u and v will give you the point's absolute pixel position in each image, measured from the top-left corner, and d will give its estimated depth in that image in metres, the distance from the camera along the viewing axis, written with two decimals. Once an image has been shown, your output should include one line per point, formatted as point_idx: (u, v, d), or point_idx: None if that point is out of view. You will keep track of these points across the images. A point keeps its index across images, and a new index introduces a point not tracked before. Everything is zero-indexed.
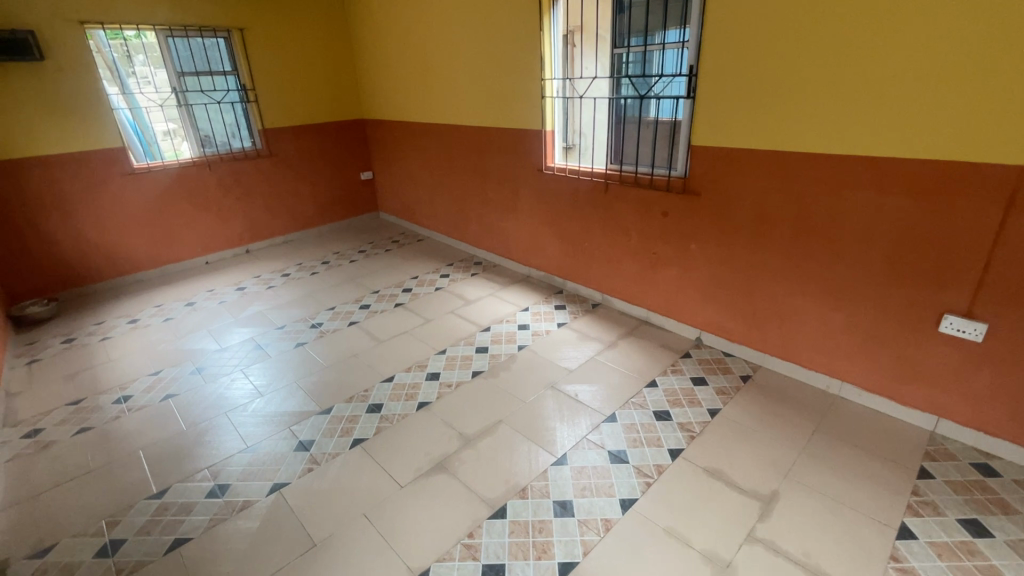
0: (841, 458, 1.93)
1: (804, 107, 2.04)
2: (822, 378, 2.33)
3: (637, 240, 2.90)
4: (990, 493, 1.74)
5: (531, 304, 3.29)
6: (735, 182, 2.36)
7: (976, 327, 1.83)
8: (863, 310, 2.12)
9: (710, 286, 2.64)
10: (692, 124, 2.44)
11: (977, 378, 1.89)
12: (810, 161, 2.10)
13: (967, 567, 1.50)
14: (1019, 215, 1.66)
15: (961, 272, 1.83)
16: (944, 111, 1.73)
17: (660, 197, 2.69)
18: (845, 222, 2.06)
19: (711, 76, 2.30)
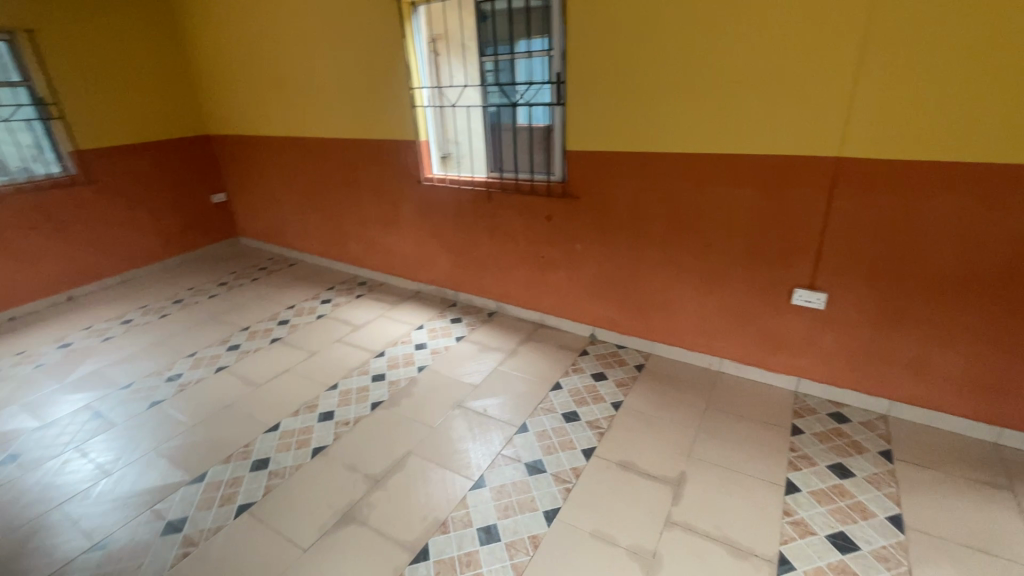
0: (731, 429, 2.12)
1: (664, 111, 2.22)
2: (704, 356, 2.55)
3: (524, 246, 2.93)
4: (846, 437, 2.03)
5: (425, 321, 3.16)
6: (611, 183, 2.48)
7: (818, 296, 2.12)
8: (731, 292, 2.35)
9: (598, 284, 2.75)
10: (565, 130, 2.52)
11: (825, 340, 2.20)
12: (674, 161, 2.28)
13: (841, 507, 1.72)
14: (840, 198, 1.96)
15: (803, 250, 2.11)
16: (776, 113, 1.99)
17: (542, 202, 2.74)
18: (709, 214, 2.27)
19: (578, 84, 2.40)
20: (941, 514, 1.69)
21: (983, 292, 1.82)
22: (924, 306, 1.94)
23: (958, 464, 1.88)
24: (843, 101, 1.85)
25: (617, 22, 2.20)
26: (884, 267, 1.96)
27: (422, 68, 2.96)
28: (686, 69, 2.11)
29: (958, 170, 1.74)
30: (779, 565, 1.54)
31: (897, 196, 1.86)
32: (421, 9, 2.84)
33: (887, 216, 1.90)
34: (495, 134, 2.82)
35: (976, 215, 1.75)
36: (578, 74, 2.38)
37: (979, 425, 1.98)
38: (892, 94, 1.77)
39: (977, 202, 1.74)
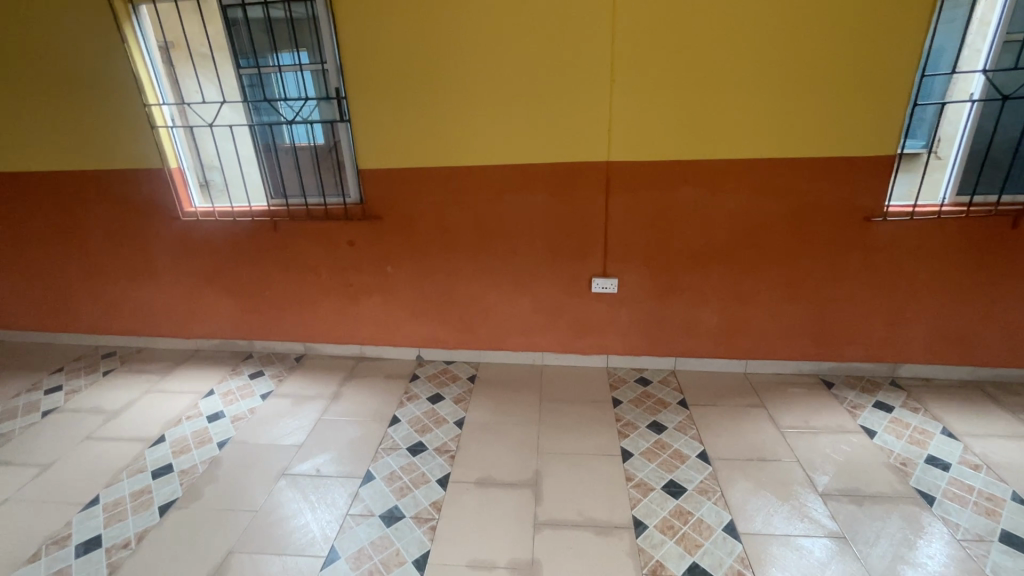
0: (566, 415, 2.26)
1: (455, 125, 2.25)
2: (528, 354, 2.67)
3: (327, 275, 2.64)
4: (654, 397, 2.36)
5: (214, 384, 2.59)
6: (413, 199, 2.41)
7: (612, 281, 2.41)
8: (542, 290, 2.52)
9: (416, 304, 2.64)
10: (354, 148, 2.35)
11: (622, 318, 2.51)
12: (472, 173, 2.33)
13: (666, 458, 2.00)
14: (615, 195, 2.27)
15: (595, 243, 2.37)
16: (554, 124, 2.20)
17: (341, 226, 2.51)
18: (512, 220, 2.39)
19: (361, 99, 2.25)
20: (729, 439, 2.09)
21: (720, 258, 2.32)
22: (686, 276, 2.38)
23: (729, 395, 2.36)
24: (604, 112, 2.14)
25: (393, 36, 2.14)
26: (655, 249, 2.34)
27: (157, 81, 2.41)
28: (469, 83, 2.18)
29: (691, 165, 2.18)
30: (635, 528, 1.70)
31: (654, 189, 2.24)
32: (144, 9, 2.32)
33: (650, 206, 2.27)
34: (271, 156, 2.47)
35: (707, 199, 2.23)
36: (358, 88, 2.24)
37: (734, 361, 2.52)
38: (638, 106, 2.12)
39: (707, 189, 2.21)
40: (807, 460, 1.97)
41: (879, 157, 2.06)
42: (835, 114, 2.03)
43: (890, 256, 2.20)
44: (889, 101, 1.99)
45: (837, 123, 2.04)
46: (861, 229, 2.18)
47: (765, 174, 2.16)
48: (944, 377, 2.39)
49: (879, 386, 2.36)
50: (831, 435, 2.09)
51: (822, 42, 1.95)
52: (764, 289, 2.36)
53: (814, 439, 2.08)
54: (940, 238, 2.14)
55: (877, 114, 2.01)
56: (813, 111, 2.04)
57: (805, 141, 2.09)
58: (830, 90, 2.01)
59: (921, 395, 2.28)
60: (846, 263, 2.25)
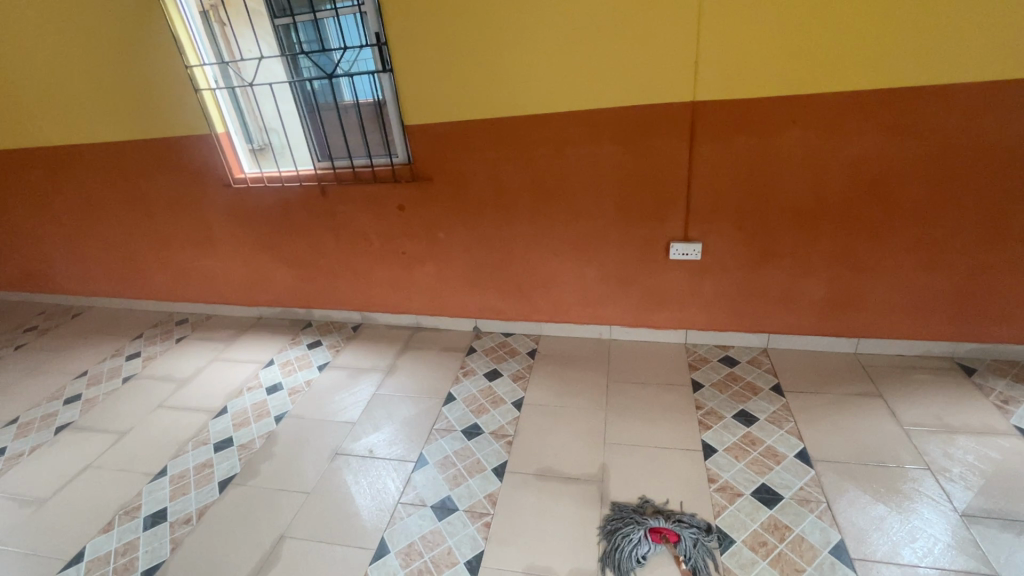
0: (637, 400, 2.01)
1: (509, 68, 1.94)
2: (594, 327, 2.41)
3: (379, 243, 2.50)
4: (741, 381, 2.04)
5: (274, 354, 2.58)
6: (464, 157, 2.16)
7: (694, 247, 2.06)
8: (610, 257, 2.22)
9: (471, 272, 2.45)
10: (399, 101, 2.11)
11: (704, 289, 2.17)
12: (530, 123, 2.03)
13: (756, 457, 1.71)
14: (701, 144, 1.88)
15: (673, 203, 2.02)
16: (627, 59, 1.82)
17: (389, 189, 2.32)
18: (575, 178, 2.08)
19: (403, 44, 2.00)
20: (836, 437, 1.76)
21: (834, 217, 1.89)
22: (786, 239, 1.98)
23: (836, 381, 1.99)
24: (689, 40, 1.74)
25: None
26: (748, 207, 1.95)
27: (197, 40, 2.28)
28: (525, 16, 1.85)
29: (802, 101, 1.74)
30: (720, 542, 1.45)
31: (751, 133, 1.83)
32: None
33: (745, 155, 1.87)
34: (315, 115, 2.29)
35: (821, 144, 1.79)
36: (400, 31, 1.98)
37: (842, 340, 2.12)
38: (735, 28, 1.69)
39: (821, 131, 1.77)
40: (941, 469, 1.60)
41: None
42: (1017, 20, 1.50)
43: None
44: None
45: (1018, 32, 1.51)
46: None
47: (904, 109, 1.68)
48: None
49: None
50: (974, 437, 1.69)
51: None
52: (889, 254, 1.91)
53: (950, 441, 1.69)
54: None
55: None
56: (985, 18, 1.51)
57: (967, 61, 1.57)
58: None
59: None
60: (1009, 221, 1.74)
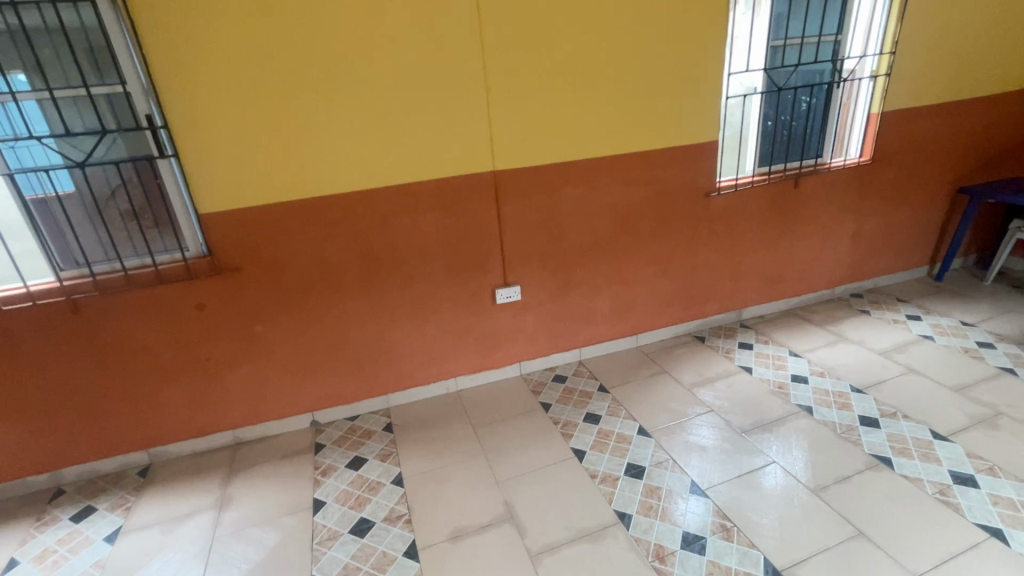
0: (507, 435, 2.17)
1: (321, 149, 1.93)
2: (441, 384, 2.48)
3: (171, 355, 2.05)
4: (576, 391, 2.43)
5: (14, 551, 1.79)
6: (279, 240, 2.01)
7: (514, 289, 2.39)
8: (444, 313, 2.36)
9: (300, 362, 2.23)
10: (188, 188, 1.86)
11: (528, 323, 2.52)
12: (349, 199, 2.03)
13: (614, 444, 2.08)
14: (505, 203, 2.24)
15: (492, 255, 2.32)
16: (435, 137, 2.05)
17: (182, 288, 1.96)
18: (402, 246, 2.17)
19: (187, 127, 1.78)
20: (655, 410, 2.27)
21: (605, 248, 2.49)
22: (578, 270, 2.49)
23: (636, 369, 2.57)
24: (484, 121, 2.09)
25: (219, 45, 1.72)
26: (548, 249, 2.40)
27: None
28: (329, 99, 1.88)
29: (569, 165, 2.27)
30: (623, 521, 1.72)
31: (541, 192, 2.28)
32: None
33: (539, 209, 2.30)
34: (54, 212, 1.81)
35: (588, 195, 2.35)
36: (180, 112, 1.76)
37: (628, 339, 2.74)
38: (514, 112, 2.11)
39: (585, 186, 2.34)
40: (718, 407, 2.26)
41: (709, 142, 2.45)
42: (675, 109, 2.34)
43: (726, 222, 2.66)
44: (710, 96, 2.36)
45: (677, 117, 2.35)
46: (704, 204, 2.58)
47: (630, 167, 2.37)
48: (771, 310, 3.00)
49: (735, 330, 2.85)
50: (724, 380, 2.44)
51: (658, 47, 2.21)
52: (642, 268, 2.61)
53: (714, 388, 2.40)
54: (755, 202, 2.67)
55: (704, 108, 2.38)
56: (660, 108, 2.31)
57: (656, 135, 2.35)
58: (670, 90, 2.30)
59: (764, 330, 2.83)
60: (697, 234, 2.63)
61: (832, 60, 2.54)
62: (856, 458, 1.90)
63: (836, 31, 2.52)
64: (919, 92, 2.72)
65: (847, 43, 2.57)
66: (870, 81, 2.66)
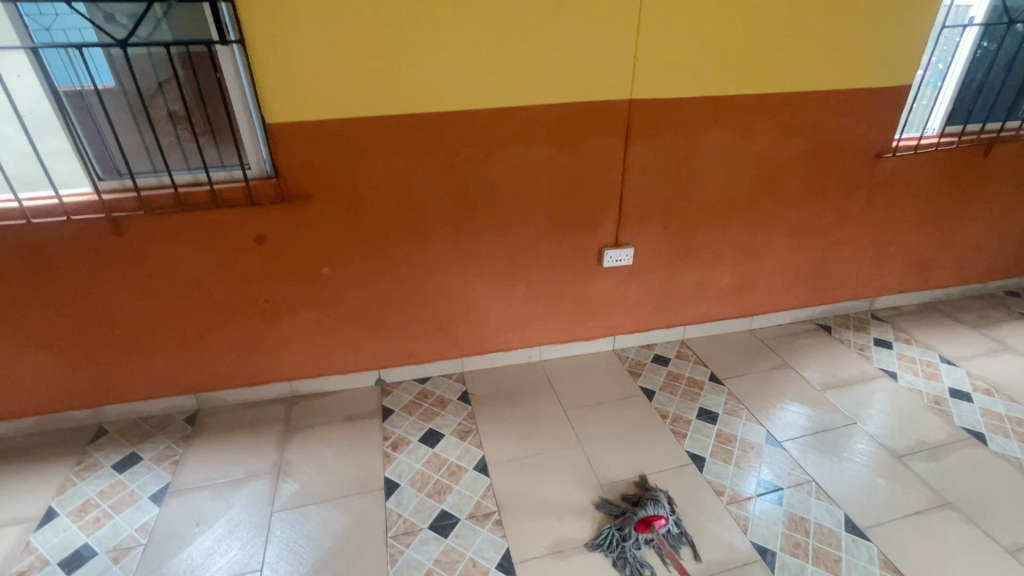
0: (606, 425, 1.84)
1: (422, 51, 1.48)
2: (523, 352, 2.14)
3: (225, 293, 1.73)
4: (683, 379, 2.06)
5: (52, 499, 1.57)
6: (359, 167, 1.61)
7: (625, 251, 1.98)
8: (539, 273, 1.97)
9: (369, 313, 1.90)
10: (254, 88, 1.45)
11: (632, 292, 2.11)
12: (449, 121, 1.60)
13: (739, 453, 1.73)
14: (635, 144, 1.78)
15: (606, 207, 1.89)
16: (565, 48, 1.57)
17: (240, 216, 1.60)
18: (503, 187, 1.75)
19: (257, 5, 1.34)
20: (782, 414, 1.90)
21: (740, 211, 2.03)
22: (703, 235, 2.05)
23: (752, 359, 2.18)
24: (629, 32, 1.59)
25: None
26: (673, 207, 1.95)
27: None
28: None
29: (723, 101, 1.76)
30: (765, 559, 1.40)
31: (680, 134, 1.79)
32: None
33: (672, 156, 1.83)
34: (92, 105, 1.44)
35: (735, 143, 1.86)
36: None
37: (741, 320, 2.33)
38: (671, 22, 1.60)
39: (736, 131, 1.84)
40: (862, 419, 1.88)
41: (901, 87, 1.89)
42: (872, 37, 1.77)
43: (889, 193, 2.14)
44: (921, 22, 1.78)
45: (871, 48, 1.79)
46: (871, 168, 2.05)
47: (795, 110, 1.85)
48: (909, 302, 2.53)
49: (867, 322, 2.41)
50: (864, 385, 2.03)
51: None
52: (777, 240, 2.14)
53: (852, 393, 2.00)
54: (931, 170, 2.13)
55: (907, 39, 1.80)
56: (853, 33, 1.75)
57: (839, 70, 1.81)
58: (872, 9, 1.72)
59: (903, 326, 2.38)
60: (852, 204, 2.13)
61: None
62: None
63: None
64: None
65: None
66: None
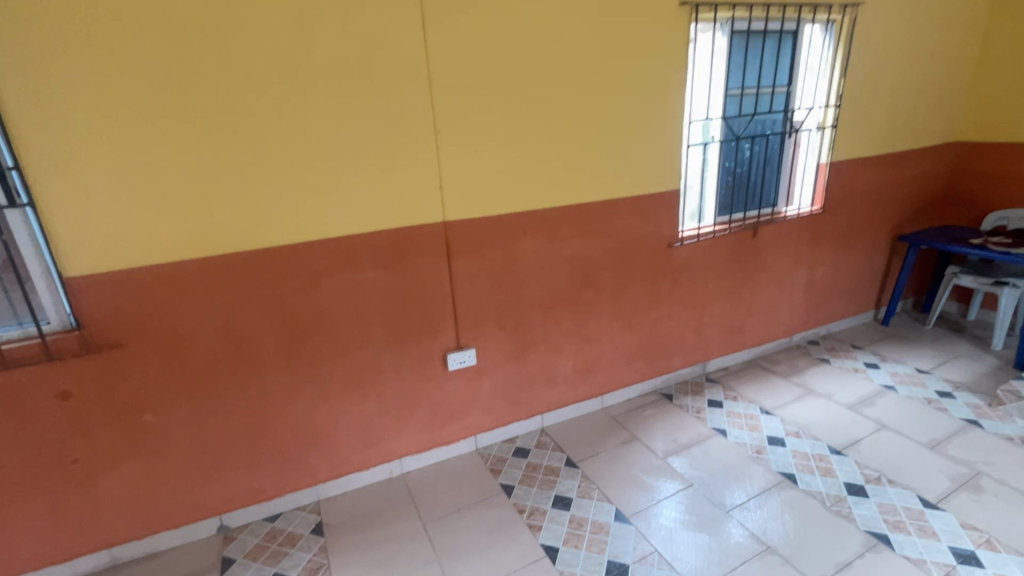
0: (463, 532, 1.84)
1: (233, 198, 1.59)
2: (383, 467, 2.11)
3: (19, 461, 1.55)
4: (541, 468, 2.14)
5: None
6: (176, 308, 1.62)
7: (468, 353, 2.10)
8: (386, 385, 2.01)
9: (202, 455, 1.79)
10: (48, 246, 1.44)
11: (483, 391, 2.21)
12: (269, 256, 1.68)
13: (590, 536, 1.79)
14: (457, 258, 1.97)
15: (442, 316, 2.02)
16: (374, 185, 1.76)
17: (36, 374, 1.50)
18: (335, 309, 1.83)
19: (49, 171, 1.39)
20: (629, 488, 2.02)
21: (567, 304, 2.27)
22: (538, 328, 2.24)
23: (604, 437, 2.32)
24: (431, 167, 1.83)
25: (99, 67, 1.37)
26: (505, 307, 2.14)
27: None
28: (247, 138, 1.56)
29: (528, 215, 2.05)
30: None
31: (496, 245, 2.03)
32: None
33: (494, 264, 2.05)
34: None
35: (547, 248, 2.13)
36: (39, 153, 1.37)
37: (593, 401, 2.50)
38: (468, 157, 1.88)
39: (545, 237, 2.11)
40: (698, 479, 2.05)
41: (672, 192, 2.33)
42: (637, 157, 2.19)
43: (688, 274, 2.53)
44: (672, 143, 2.25)
45: (639, 164, 2.21)
46: (668, 255, 2.43)
47: (592, 216, 2.18)
48: (734, 362, 2.89)
49: (702, 386, 2.69)
50: (699, 446, 2.23)
51: (620, 91, 2.07)
52: (606, 324, 2.40)
53: (690, 455, 2.19)
54: (716, 251, 2.56)
55: (665, 156, 2.25)
56: (621, 155, 2.16)
57: (619, 183, 2.19)
58: (632, 137, 2.15)
59: (731, 384, 2.69)
60: (661, 286, 2.48)
61: (785, 111, 2.53)
62: (852, 537, 1.74)
63: (786, 84, 2.52)
64: (861, 144, 2.78)
65: (797, 95, 2.57)
66: (819, 133, 2.67)
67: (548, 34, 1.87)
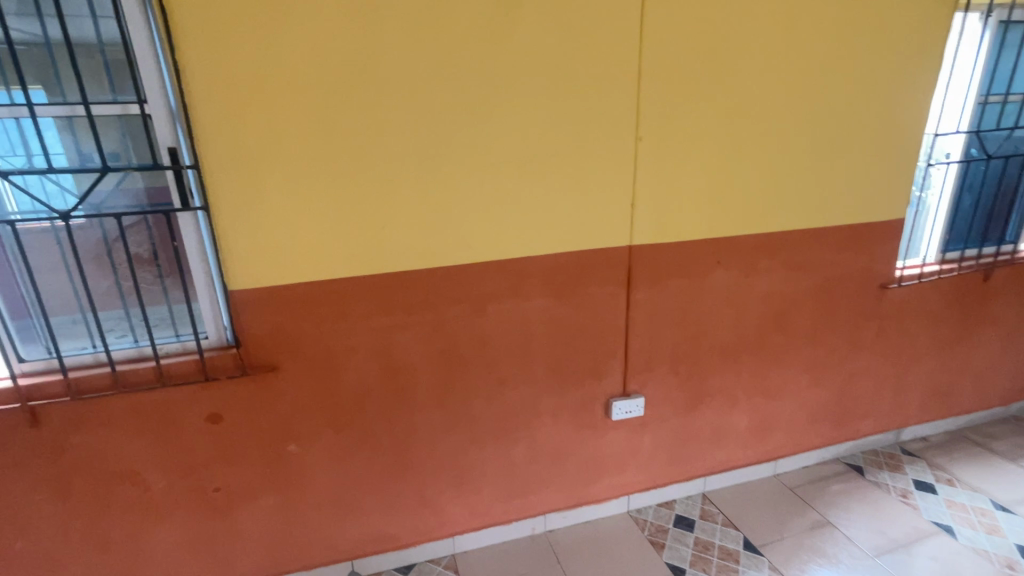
0: None
1: (409, 209, 1.37)
2: (525, 523, 1.83)
3: (165, 485, 1.42)
4: (714, 549, 1.78)
5: None
6: (336, 330, 1.42)
7: (635, 402, 1.77)
8: (540, 431, 1.73)
9: (343, 493, 1.59)
10: (217, 253, 1.28)
11: (644, 445, 1.87)
12: (438, 277, 1.45)
13: None
14: (639, 289, 1.65)
15: (611, 356, 1.71)
16: (560, 199, 1.48)
17: (191, 393, 1.36)
18: (498, 341, 1.57)
19: (228, 171, 1.22)
20: None
21: (752, 350, 1.87)
22: (715, 377, 1.87)
23: (786, 515, 1.91)
24: (625, 182, 1.52)
25: (288, 54, 1.19)
26: (682, 351, 1.78)
27: None
28: (432, 139, 1.33)
29: (725, 242, 1.68)
30: None
31: (684, 276, 1.68)
32: None
33: (678, 299, 1.71)
34: (16, 279, 1.22)
35: (741, 283, 1.76)
36: (220, 150, 1.21)
37: (765, 465, 2.08)
38: (668, 170, 1.55)
39: (740, 270, 1.74)
40: None
41: (896, 221, 1.87)
42: (862, 176, 1.76)
43: (898, 322, 2.04)
44: (906, 161, 1.80)
45: (863, 186, 1.78)
46: (878, 298, 1.97)
47: (798, 247, 1.78)
48: (934, 432, 2.34)
49: (898, 459, 2.19)
50: (920, 546, 1.76)
51: (856, 94, 1.65)
52: (792, 377, 1.97)
53: (909, 557, 1.72)
54: (936, 297, 2.06)
55: (896, 177, 1.80)
56: (844, 174, 1.74)
57: (836, 208, 1.77)
58: (860, 151, 1.73)
59: (938, 462, 2.16)
60: (863, 335, 2.01)
61: None
62: None
63: None
64: None
65: None
66: None
67: (781, 22, 1.51)
